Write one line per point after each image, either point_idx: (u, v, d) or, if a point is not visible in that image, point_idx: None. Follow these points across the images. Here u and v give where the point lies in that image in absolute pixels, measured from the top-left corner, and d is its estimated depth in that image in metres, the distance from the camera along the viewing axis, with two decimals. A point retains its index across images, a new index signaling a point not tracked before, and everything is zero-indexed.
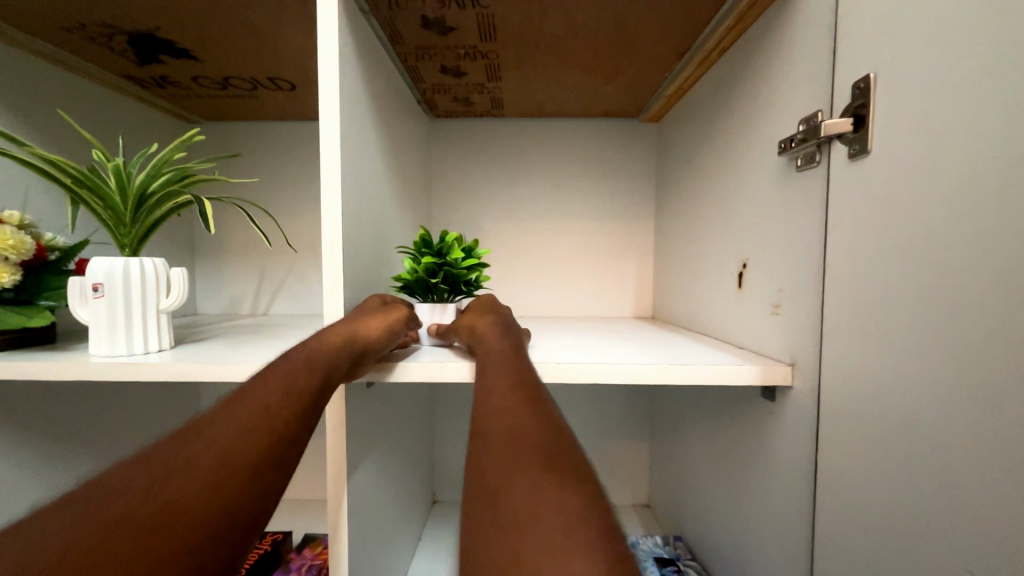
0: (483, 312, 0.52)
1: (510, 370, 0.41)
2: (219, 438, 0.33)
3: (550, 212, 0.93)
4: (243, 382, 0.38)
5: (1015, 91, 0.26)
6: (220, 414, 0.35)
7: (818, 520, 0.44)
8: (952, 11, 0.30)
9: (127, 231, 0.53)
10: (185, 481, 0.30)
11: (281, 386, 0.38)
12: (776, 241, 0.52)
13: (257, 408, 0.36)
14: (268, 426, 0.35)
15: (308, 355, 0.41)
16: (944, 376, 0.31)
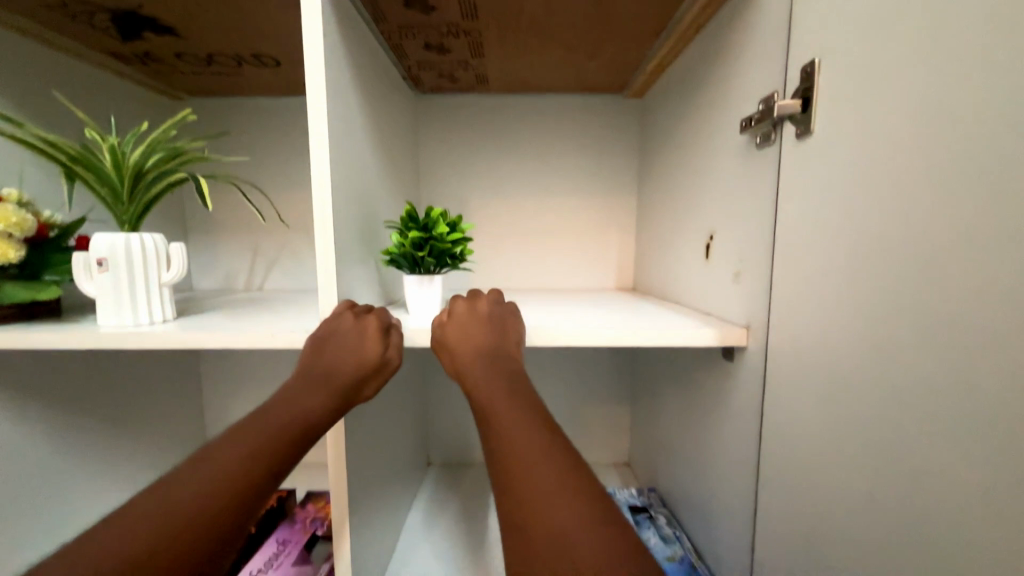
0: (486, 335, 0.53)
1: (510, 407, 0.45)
2: (201, 482, 0.38)
3: (535, 188, 0.96)
4: (230, 427, 0.43)
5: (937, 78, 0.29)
6: (207, 458, 0.40)
7: (764, 462, 0.49)
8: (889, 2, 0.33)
9: (124, 209, 0.55)
10: (171, 518, 0.35)
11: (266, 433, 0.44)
12: (739, 214, 0.56)
13: (241, 453, 0.41)
14: (249, 469, 0.41)
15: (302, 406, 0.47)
16: (868, 332, 0.35)
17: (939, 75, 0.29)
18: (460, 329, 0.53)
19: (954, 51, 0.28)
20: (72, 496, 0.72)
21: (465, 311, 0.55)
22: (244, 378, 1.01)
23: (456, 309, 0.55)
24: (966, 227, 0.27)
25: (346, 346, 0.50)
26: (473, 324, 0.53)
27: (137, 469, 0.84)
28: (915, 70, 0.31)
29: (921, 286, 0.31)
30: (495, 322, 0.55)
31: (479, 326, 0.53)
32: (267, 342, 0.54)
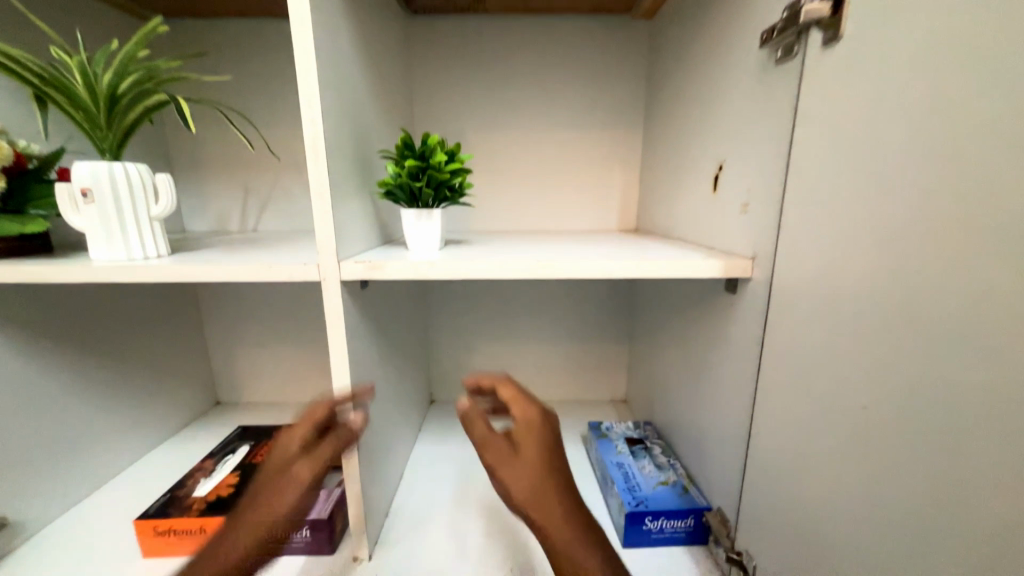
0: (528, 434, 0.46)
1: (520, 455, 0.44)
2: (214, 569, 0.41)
3: (536, 123, 0.91)
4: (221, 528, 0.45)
5: None
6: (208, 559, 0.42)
7: (760, 388, 0.51)
8: None
9: (104, 135, 0.53)
10: None
11: (261, 515, 0.46)
12: (751, 141, 0.53)
13: (249, 533, 0.44)
14: (256, 534, 0.44)
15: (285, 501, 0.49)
16: (878, 251, 0.34)
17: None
18: (527, 442, 0.45)
19: None
20: (86, 429, 0.74)
21: (536, 441, 0.45)
22: (246, 320, 1.01)
23: (524, 435, 0.46)
24: (1000, 127, 0.26)
25: (306, 460, 0.52)
26: (538, 452, 0.44)
27: (148, 406, 0.87)
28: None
29: (943, 197, 0.29)
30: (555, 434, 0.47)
31: (545, 453, 0.44)
32: (266, 275, 0.53)
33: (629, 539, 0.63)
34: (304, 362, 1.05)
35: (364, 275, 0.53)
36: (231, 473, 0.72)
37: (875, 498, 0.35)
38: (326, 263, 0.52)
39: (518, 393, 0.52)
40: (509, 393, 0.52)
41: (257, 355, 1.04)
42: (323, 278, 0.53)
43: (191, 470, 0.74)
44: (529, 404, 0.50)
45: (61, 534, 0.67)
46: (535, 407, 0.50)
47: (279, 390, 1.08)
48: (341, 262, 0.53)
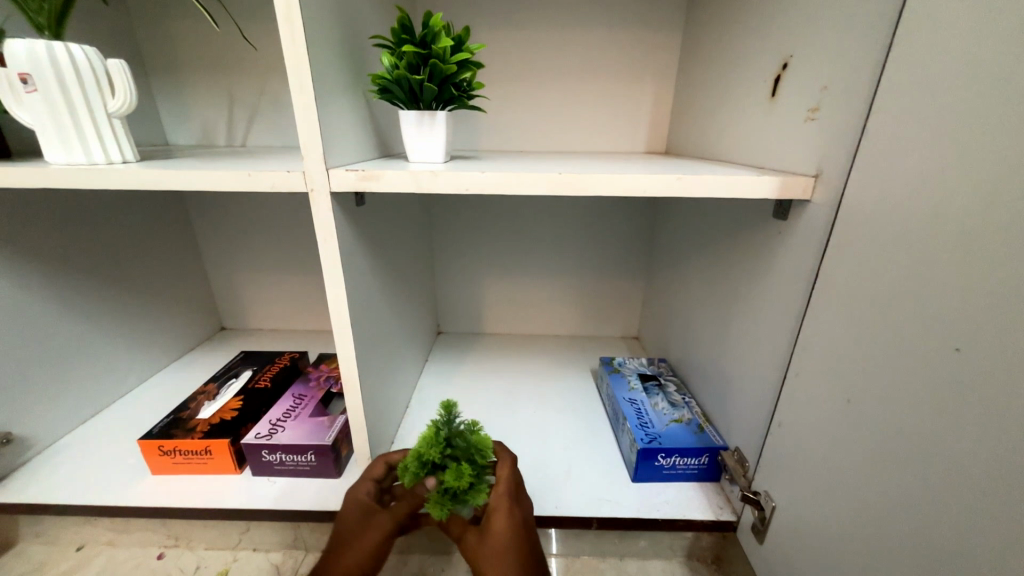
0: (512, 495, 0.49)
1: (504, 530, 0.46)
2: (361, 548, 0.48)
3: (558, 20, 0.78)
4: (352, 522, 0.49)
5: None
6: (350, 539, 0.48)
7: (806, 325, 0.45)
8: None
9: (39, 8, 0.44)
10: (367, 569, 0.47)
11: (379, 528, 0.49)
12: (836, 24, 0.42)
13: (373, 536, 0.49)
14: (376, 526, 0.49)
15: (365, 503, 0.51)
16: (1010, 149, 0.26)
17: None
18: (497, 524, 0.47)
19: None
20: (84, 350, 0.72)
21: (506, 527, 0.46)
22: (242, 244, 0.96)
23: (494, 520, 0.47)
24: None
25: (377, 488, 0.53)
26: (504, 539, 0.45)
27: (147, 329, 0.85)
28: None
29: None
30: (526, 519, 0.49)
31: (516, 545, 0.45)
32: (246, 184, 0.46)
33: (639, 474, 0.62)
34: (306, 289, 1.01)
35: (358, 186, 0.46)
36: (235, 398, 0.71)
37: (944, 450, 0.30)
38: (312, 170, 0.44)
39: (513, 478, 0.51)
40: (502, 496, 0.49)
41: (258, 280, 1.01)
42: (311, 189, 0.45)
43: (194, 393, 0.73)
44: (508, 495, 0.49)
45: (73, 450, 0.68)
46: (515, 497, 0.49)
47: (283, 318, 1.05)
48: (330, 170, 0.45)
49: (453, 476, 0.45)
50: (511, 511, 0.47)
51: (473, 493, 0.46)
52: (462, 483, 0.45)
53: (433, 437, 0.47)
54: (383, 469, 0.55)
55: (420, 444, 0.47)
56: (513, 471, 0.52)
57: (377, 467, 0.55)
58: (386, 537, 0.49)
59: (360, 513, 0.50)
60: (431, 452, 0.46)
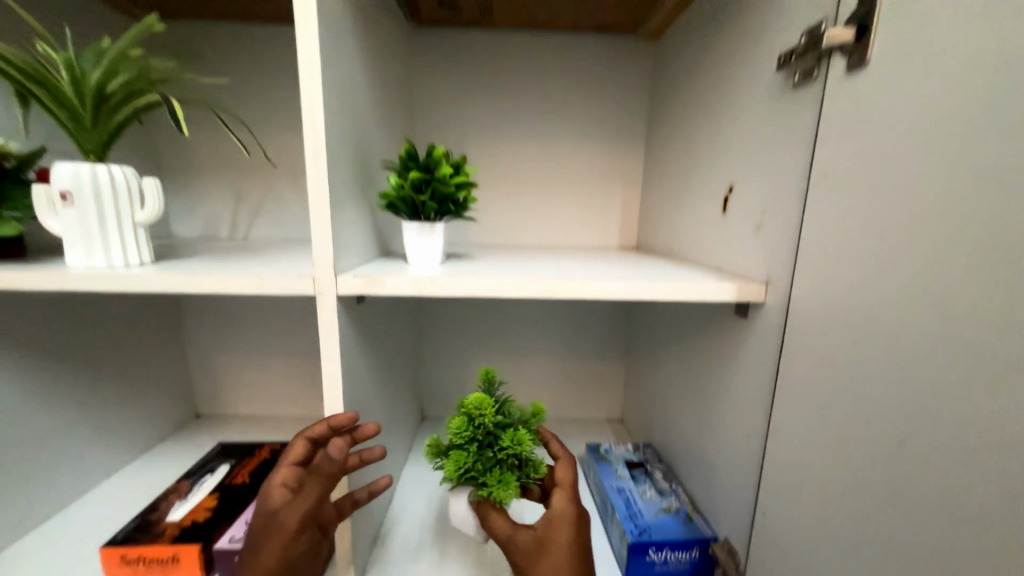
0: (572, 504, 0.48)
1: (568, 552, 0.46)
2: (283, 532, 0.47)
3: (539, 137, 0.90)
4: (270, 510, 0.47)
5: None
6: (270, 526, 0.47)
7: (774, 417, 0.49)
8: None
9: (88, 137, 0.50)
10: (296, 545, 0.48)
11: (299, 512, 0.48)
12: (766, 163, 0.52)
13: (294, 520, 0.47)
14: (297, 511, 0.48)
15: (283, 492, 0.48)
16: (908, 280, 0.33)
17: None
18: (559, 543, 0.46)
19: None
20: (51, 446, 0.69)
21: (567, 541, 0.46)
22: (231, 330, 0.97)
23: (556, 530, 0.47)
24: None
25: (297, 470, 0.49)
26: (567, 557, 0.45)
27: (121, 421, 0.81)
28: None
29: (994, 229, 0.27)
30: (584, 529, 0.48)
31: (575, 560, 0.46)
32: (258, 288, 0.49)
33: (632, 571, 0.60)
34: (290, 374, 1.01)
35: (363, 290, 0.50)
36: (210, 496, 0.68)
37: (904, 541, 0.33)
38: (322, 277, 0.49)
39: (571, 485, 0.50)
40: (565, 499, 0.48)
41: (241, 366, 1.00)
42: (319, 292, 0.49)
43: (166, 490, 0.70)
44: (569, 505, 0.48)
45: (16, 564, 0.61)
46: (575, 509, 0.48)
47: (262, 403, 1.02)
48: (338, 276, 0.50)
49: (514, 443, 0.48)
50: (576, 525, 0.47)
51: (533, 466, 0.50)
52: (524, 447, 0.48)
53: (488, 400, 0.49)
54: (305, 447, 0.50)
55: (475, 409, 0.48)
56: (567, 461, 0.51)
57: (297, 447, 0.50)
58: (306, 516, 0.48)
59: (275, 500, 0.47)
60: (491, 417, 0.48)
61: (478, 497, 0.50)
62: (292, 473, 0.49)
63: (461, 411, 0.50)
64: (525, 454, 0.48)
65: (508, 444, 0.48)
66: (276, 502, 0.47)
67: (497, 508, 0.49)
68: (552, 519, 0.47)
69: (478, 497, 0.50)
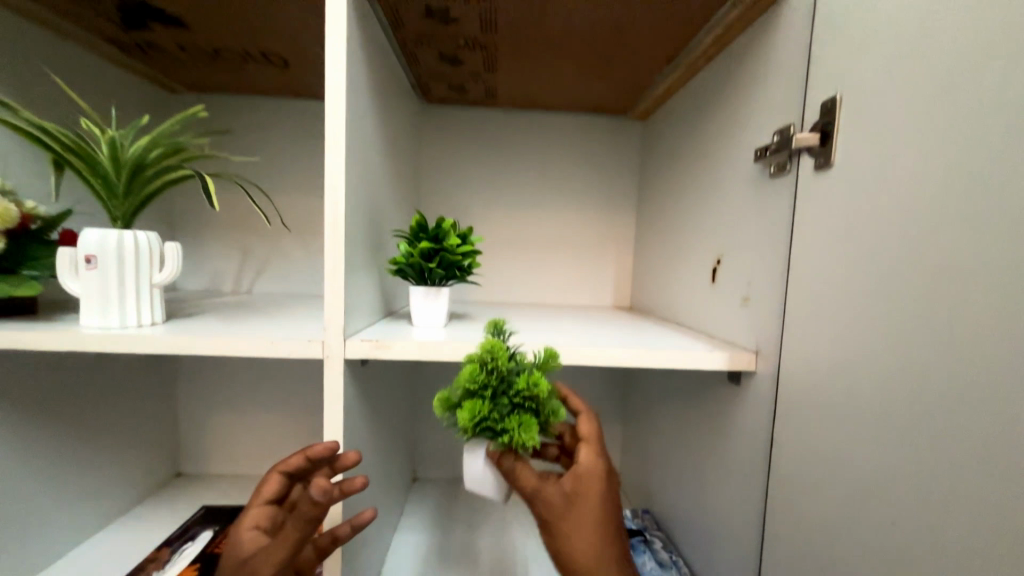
0: (598, 462, 0.45)
1: (598, 513, 0.44)
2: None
3: (538, 203, 0.96)
4: (245, 551, 0.47)
5: (967, 137, 0.31)
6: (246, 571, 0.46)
7: (772, 488, 0.50)
8: (921, 63, 0.34)
9: (118, 204, 0.53)
10: None
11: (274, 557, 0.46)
12: (750, 240, 0.57)
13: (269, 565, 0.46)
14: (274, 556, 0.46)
15: (256, 529, 0.49)
16: (891, 360, 0.36)
17: (980, 99, 0.30)
18: (589, 502, 0.44)
19: (982, 113, 0.30)
20: (32, 513, 0.65)
21: (597, 498, 0.44)
22: (224, 384, 0.96)
23: (585, 486, 0.44)
24: (1014, 265, 0.27)
25: (269, 505, 0.50)
26: (596, 514, 0.44)
27: (105, 484, 0.77)
28: (948, 98, 0.32)
29: (958, 322, 0.31)
30: (608, 478, 0.46)
31: (605, 517, 0.44)
32: (268, 351, 0.51)
33: None
34: (280, 432, 0.98)
35: (370, 354, 0.51)
36: (190, 567, 0.66)
37: None
38: (331, 341, 0.51)
39: (596, 442, 0.46)
40: (592, 454, 0.45)
41: (230, 422, 0.97)
42: (327, 356, 0.51)
43: (143, 560, 0.69)
44: (596, 461, 0.45)
45: None
46: (603, 464, 0.45)
47: (248, 462, 0.99)
48: (347, 340, 0.51)
49: (530, 383, 0.42)
50: (604, 481, 0.45)
51: (552, 413, 0.43)
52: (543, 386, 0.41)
53: (501, 345, 0.43)
54: (276, 483, 0.51)
55: (483, 356, 0.43)
56: (588, 416, 0.48)
57: (272, 482, 0.50)
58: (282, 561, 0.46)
59: (250, 538, 0.48)
60: (504, 356, 0.42)
61: (497, 450, 0.43)
62: (264, 508, 0.50)
63: (468, 363, 0.44)
64: (544, 398, 0.42)
65: (524, 389, 0.42)
66: (251, 541, 0.48)
67: (522, 460, 0.44)
68: (580, 475, 0.44)
69: (499, 450, 0.43)
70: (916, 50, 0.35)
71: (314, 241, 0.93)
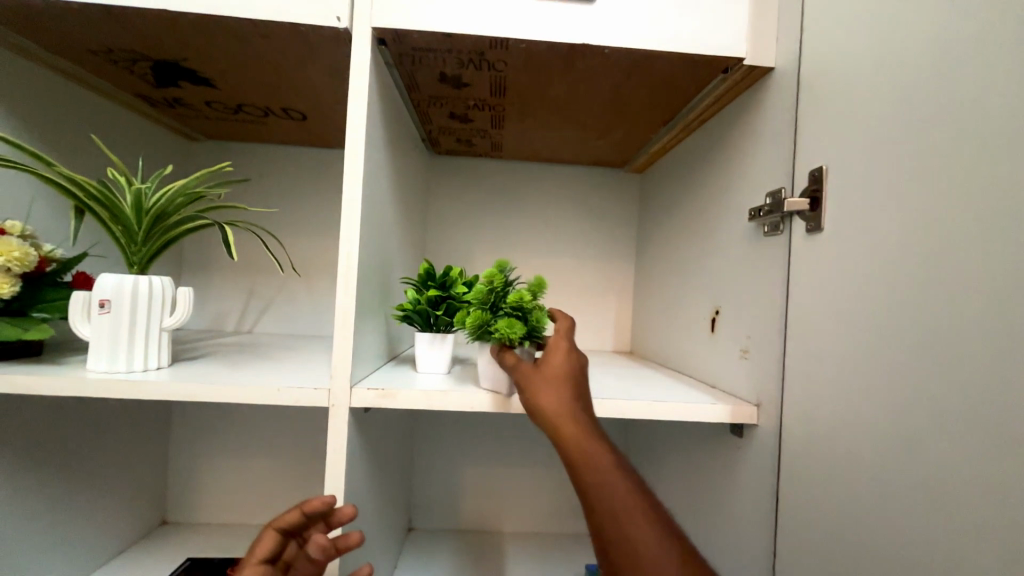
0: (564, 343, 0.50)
1: (565, 378, 0.47)
2: None
3: (539, 248, 0.98)
4: None
5: (950, 215, 0.33)
6: None
7: (780, 547, 0.49)
8: (902, 144, 0.37)
9: (136, 251, 0.55)
10: None
11: None
12: (747, 293, 0.59)
13: None
14: None
15: None
16: (893, 422, 0.37)
17: (958, 181, 0.33)
18: (555, 366, 0.47)
19: (961, 195, 0.32)
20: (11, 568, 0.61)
21: (564, 365, 0.48)
22: (220, 425, 0.94)
23: (553, 358, 0.48)
24: (1001, 335, 0.29)
25: (264, 564, 0.49)
26: (564, 379, 0.47)
27: (89, 533, 0.74)
28: (927, 177, 0.35)
29: (957, 389, 0.32)
30: (580, 360, 0.49)
31: (575, 386, 0.46)
32: (273, 398, 0.51)
33: None
34: (272, 477, 0.95)
35: (376, 403, 0.52)
36: None
37: None
38: (338, 389, 0.51)
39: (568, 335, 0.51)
40: (560, 337, 0.50)
41: (221, 466, 0.95)
42: (332, 404, 0.51)
43: None
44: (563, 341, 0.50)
45: None
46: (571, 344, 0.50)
47: (237, 510, 0.95)
48: (353, 388, 0.52)
49: (517, 296, 0.52)
50: (569, 355, 0.49)
51: (537, 320, 0.53)
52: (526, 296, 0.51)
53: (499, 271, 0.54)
54: (272, 540, 0.49)
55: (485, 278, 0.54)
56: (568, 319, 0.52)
57: (266, 540, 0.49)
58: None
59: None
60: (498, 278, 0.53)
61: (497, 350, 0.52)
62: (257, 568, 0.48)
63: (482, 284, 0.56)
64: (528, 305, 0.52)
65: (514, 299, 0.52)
66: None
67: (515, 354, 0.51)
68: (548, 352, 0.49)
69: (496, 349, 0.52)
70: (895, 132, 0.38)
71: (320, 283, 0.94)
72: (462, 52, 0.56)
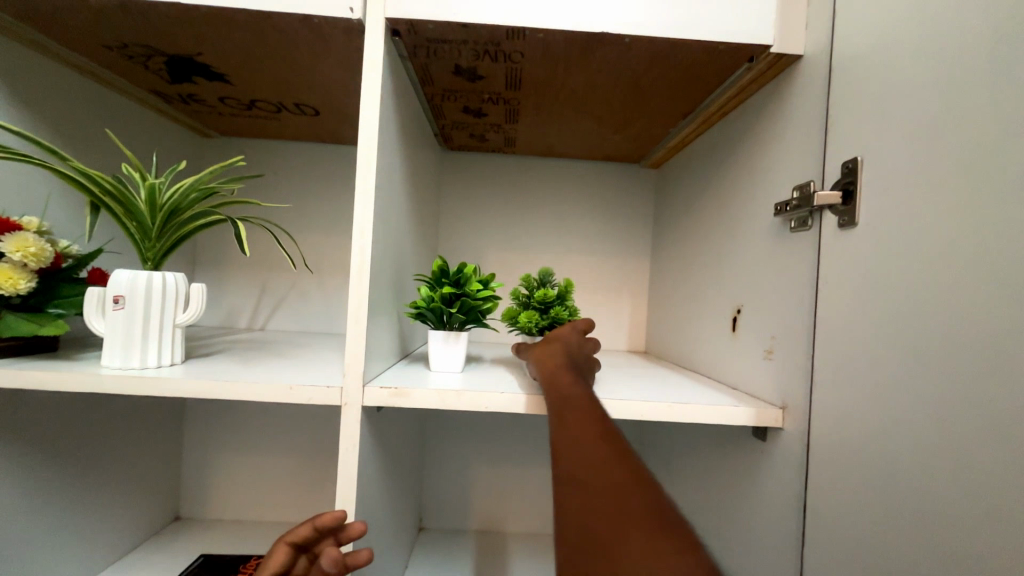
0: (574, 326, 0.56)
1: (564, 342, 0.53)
2: None
3: (553, 246, 0.97)
4: None
5: (995, 207, 0.31)
6: None
7: (806, 556, 0.47)
8: (943, 132, 0.35)
9: (150, 246, 0.55)
10: None
11: None
12: (771, 292, 0.56)
13: None
14: None
15: None
16: (930, 428, 0.35)
17: (1007, 169, 0.30)
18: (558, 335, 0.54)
19: (1009, 184, 0.30)
20: (28, 560, 0.62)
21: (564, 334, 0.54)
22: (233, 421, 0.95)
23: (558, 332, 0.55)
24: None
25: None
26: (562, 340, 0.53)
27: (103, 526, 0.74)
28: (971, 166, 0.33)
29: (1002, 394, 0.30)
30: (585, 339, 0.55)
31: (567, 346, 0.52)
32: (284, 396, 0.50)
33: None
34: (284, 474, 0.95)
35: (389, 401, 0.51)
36: None
37: None
38: (350, 387, 0.50)
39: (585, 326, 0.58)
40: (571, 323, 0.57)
41: (234, 462, 0.95)
42: (345, 402, 0.50)
43: None
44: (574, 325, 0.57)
45: None
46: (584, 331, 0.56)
47: (249, 506, 0.95)
48: (365, 386, 0.51)
49: (541, 293, 0.58)
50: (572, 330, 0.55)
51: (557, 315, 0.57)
52: (547, 293, 0.57)
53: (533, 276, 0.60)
54: (284, 555, 0.49)
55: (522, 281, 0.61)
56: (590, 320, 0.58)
57: (277, 554, 0.48)
58: None
59: None
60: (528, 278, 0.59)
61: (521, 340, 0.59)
62: None
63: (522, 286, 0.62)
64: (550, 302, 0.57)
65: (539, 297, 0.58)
66: None
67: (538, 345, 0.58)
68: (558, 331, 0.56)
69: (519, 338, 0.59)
70: (935, 119, 0.36)
71: (332, 280, 0.94)
72: (477, 43, 0.55)
